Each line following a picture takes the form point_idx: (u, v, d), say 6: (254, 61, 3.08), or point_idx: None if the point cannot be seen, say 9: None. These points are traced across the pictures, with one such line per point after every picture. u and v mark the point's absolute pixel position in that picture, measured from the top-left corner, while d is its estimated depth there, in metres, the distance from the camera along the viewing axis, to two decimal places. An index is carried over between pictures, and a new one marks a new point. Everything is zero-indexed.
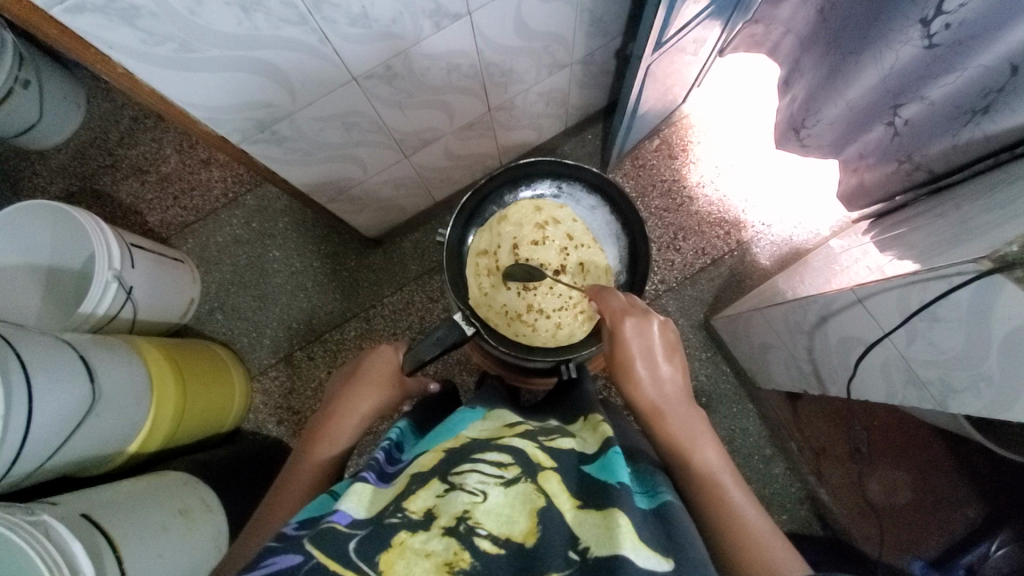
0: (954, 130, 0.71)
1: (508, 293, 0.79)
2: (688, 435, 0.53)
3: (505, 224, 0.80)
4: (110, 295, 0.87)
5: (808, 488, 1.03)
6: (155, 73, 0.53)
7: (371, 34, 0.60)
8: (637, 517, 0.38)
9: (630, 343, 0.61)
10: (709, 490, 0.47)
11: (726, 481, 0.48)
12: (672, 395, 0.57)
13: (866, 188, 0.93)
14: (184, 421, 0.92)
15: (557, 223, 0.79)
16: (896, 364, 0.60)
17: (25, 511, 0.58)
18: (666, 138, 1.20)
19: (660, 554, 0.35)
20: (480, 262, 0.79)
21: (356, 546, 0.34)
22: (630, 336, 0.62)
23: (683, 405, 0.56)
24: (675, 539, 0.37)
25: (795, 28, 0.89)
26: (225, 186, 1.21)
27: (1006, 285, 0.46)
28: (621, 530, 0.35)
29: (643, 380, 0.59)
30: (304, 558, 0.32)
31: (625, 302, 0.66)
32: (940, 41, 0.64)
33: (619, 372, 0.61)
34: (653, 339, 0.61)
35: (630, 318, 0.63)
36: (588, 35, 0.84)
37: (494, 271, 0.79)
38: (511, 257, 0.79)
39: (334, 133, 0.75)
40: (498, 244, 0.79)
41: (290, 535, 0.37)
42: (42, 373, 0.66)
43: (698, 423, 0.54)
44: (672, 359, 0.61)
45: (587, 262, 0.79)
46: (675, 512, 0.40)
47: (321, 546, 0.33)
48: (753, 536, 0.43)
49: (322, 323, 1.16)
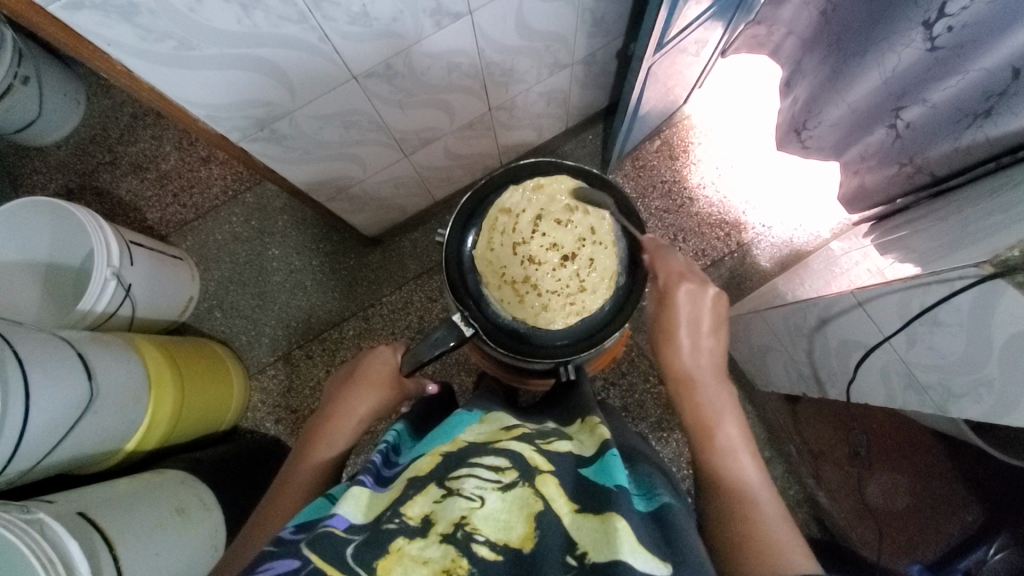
0: (955, 133, 0.71)
1: (511, 258, 0.74)
2: (716, 409, 0.56)
3: (544, 190, 0.76)
4: (109, 292, 0.87)
5: (806, 491, 1.03)
6: (153, 70, 0.53)
7: (372, 32, 0.60)
8: (636, 520, 0.38)
9: (680, 310, 0.62)
10: (726, 462, 0.51)
11: (743, 459, 0.51)
12: (709, 371, 0.60)
13: (867, 190, 0.92)
14: (183, 419, 0.92)
15: (586, 212, 0.75)
16: (897, 368, 0.60)
17: (20, 510, 0.58)
18: (667, 139, 1.20)
19: (658, 558, 0.35)
20: (503, 207, 0.76)
21: (353, 552, 0.33)
22: (682, 302, 0.62)
23: (717, 381, 0.59)
24: (674, 544, 0.37)
25: (798, 29, 0.89)
26: (224, 183, 1.21)
27: (1007, 290, 0.46)
28: (619, 534, 0.35)
29: (686, 348, 0.61)
30: (302, 562, 0.32)
31: (684, 266, 0.64)
32: (943, 44, 0.64)
33: (659, 338, 0.63)
34: (705, 309, 0.62)
35: (686, 284, 0.62)
36: (590, 35, 0.84)
37: (509, 232, 0.75)
38: (530, 226, 0.75)
39: (334, 131, 0.74)
40: (524, 208, 0.75)
41: (287, 539, 0.36)
42: (39, 370, 0.66)
43: (728, 399, 0.57)
44: (716, 333, 0.62)
45: (596, 260, 0.74)
46: (674, 515, 0.40)
47: (318, 550, 0.33)
48: (758, 510, 0.45)
49: (321, 322, 1.16)
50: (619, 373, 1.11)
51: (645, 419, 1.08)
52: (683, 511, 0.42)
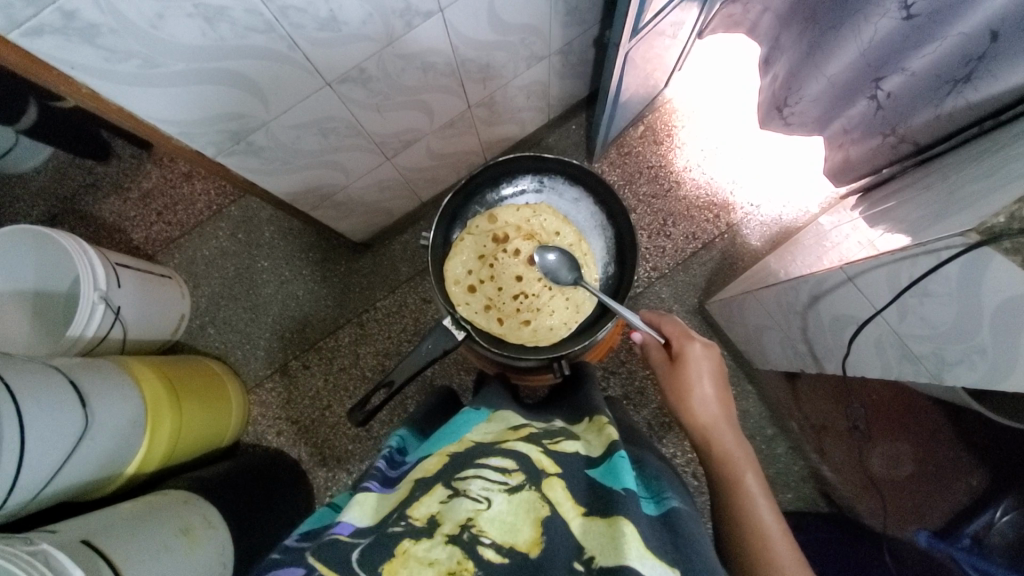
0: (937, 100, 0.71)
1: (508, 317, 0.76)
2: (738, 461, 0.58)
3: (473, 276, 0.76)
4: (98, 316, 0.86)
5: (810, 465, 1.10)
6: (118, 91, 0.52)
7: (343, 37, 0.59)
8: (645, 526, 0.37)
9: (688, 379, 0.64)
10: (758, 538, 0.51)
11: (763, 515, 0.53)
12: (725, 424, 0.61)
13: (852, 163, 0.93)
14: (182, 440, 0.91)
15: (493, 262, 0.76)
16: (890, 340, 0.60)
17: (23, 541, 0.57)
18: (650, 125, 1.19)
19: (666, 564, 0.35)
20: (478, 302, 0.76)
21: (359, 555, 0.34)
22: (691, 362, 0.64)
23: (738, 436, 0.60)
24: (683, 549, 0.37)
25: (773, 6, 0.88)
26: (208, 198, 1.20)
27: (995, 256, 0.46)
28: (626, 540, 0.35)
29: (696, 401, 0.63)
30: (307, 571, 0.33)
31: (681, 327, 0.68)
32: (918, 11, 0.63)
33: (672, 398, 0.65)
34: (710, 372, 0.64)
35: (691, 344, 0.65)
36: (564, 25, 0.83)
37: (489, 304, 0.76)
38: (493, 296, 0.76)
39: (312, 139, 0.73)
40: (477, 288, 0.76)
41: (291, 547, 0.39)
42: (31, 401, 0.65)
43: (744, 451, 0.59)
44: (719, 381, 0.64)
45: (522, 256, 0.76)
46: (684, 521, 0.40)
47: (322, 556, 0.34)
48: (770, 547, 0.50)
49: (317, 332, 1.15)
50: (617, 363, 1.10)
51: (646, 406, 1.08)
52: (691, 515, 0.41)
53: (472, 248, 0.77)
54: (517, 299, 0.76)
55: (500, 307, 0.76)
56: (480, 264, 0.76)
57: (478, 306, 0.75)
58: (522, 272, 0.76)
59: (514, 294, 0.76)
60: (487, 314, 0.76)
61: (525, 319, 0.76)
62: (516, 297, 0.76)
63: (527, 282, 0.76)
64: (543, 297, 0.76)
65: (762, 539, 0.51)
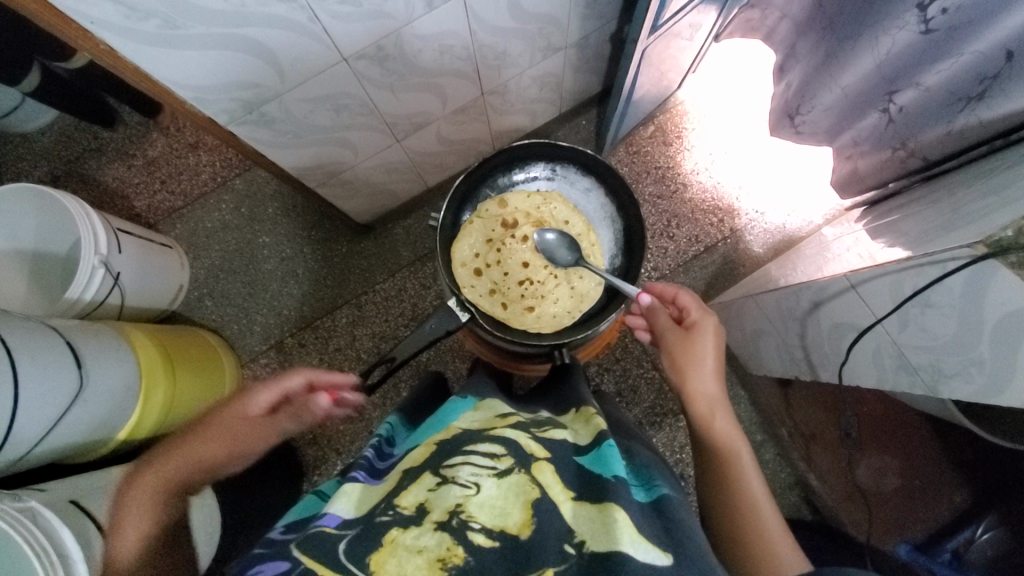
0: (950, 116, 0.71)
1: (511, 301, 0.76)
2: (734, 441, 0.57)
3: (479, 258, 0.77)
4: (97, 281, 0.85)
5: (797, 474, 1.09)
6: (133, 49, 0.51)
7: (363, 13, 0.59)
8: (636, 512, 0.38)
9: (698, 353, 0.62)
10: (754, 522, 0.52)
11: (755, 497, 0.54)
12: (723, 402, 0.61)
13: (860, 175, 0.93)
14: (173, 410, 0.91)
15: (498, 245, 0.76)
16: (889, 350, 0.61)
17: (11, 498, 0.57)
18: (660, 125, 1.19)
19: (657, 547, 0.35)
20: (484, 284, 0.76)
21: (346, 547, 0.33)
22: (704, 337, 0.62)
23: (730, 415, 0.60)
24: (675, 534, 0.37)
25: (791, 12, 0.88)
26: (213, 170, 1.19)
27: (1001, 270, 0.46)
28: (618, 525, 0.35)
29: (701, 375, 0.61)
30: (292, 565, 0.32)
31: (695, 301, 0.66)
32: (937, 26, 0.64)
33: (675, 368, 0.63)
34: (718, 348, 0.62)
35: (708, 320, 0.63)
36: (583, 18, 0.83)
37: (493, 287, 0.76)
38: (498, 280, 0.76)
39: (324, 115, 0.73)
40: (482, 271, 0.76)
41: (277, 539, 0.38)
42: (27, 359, 0.65)
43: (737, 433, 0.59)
44: (720, 360, 0.63)
45: (529, 242, 0.76)
46: (674, 507, 0.40)
47: (310, 551, 0.33)
48: (763, 529, 0.52)
49: (314, 310, 1.15)
50: (613, 359, 1.10)
51: (638, 404, 1.09)
52: (681, 502, 0.42)
53: (479, 231, 0.77)
54: (521, 284, 0.76)
55: (505, 292, 0.76)
56: (486, 247, 0.77)
57: (482, 288, 0.76)
58: (528, 258, 0.77)
59: (519, 279, 0.76)
60: (491, 297, 0.76)
61: (529, 304, 0.76)
62: (521, 282, 0.76)
63: (532, 268, 0.77)
64: (547, 284, 0.77)
65: (758, 522, 0.52)
